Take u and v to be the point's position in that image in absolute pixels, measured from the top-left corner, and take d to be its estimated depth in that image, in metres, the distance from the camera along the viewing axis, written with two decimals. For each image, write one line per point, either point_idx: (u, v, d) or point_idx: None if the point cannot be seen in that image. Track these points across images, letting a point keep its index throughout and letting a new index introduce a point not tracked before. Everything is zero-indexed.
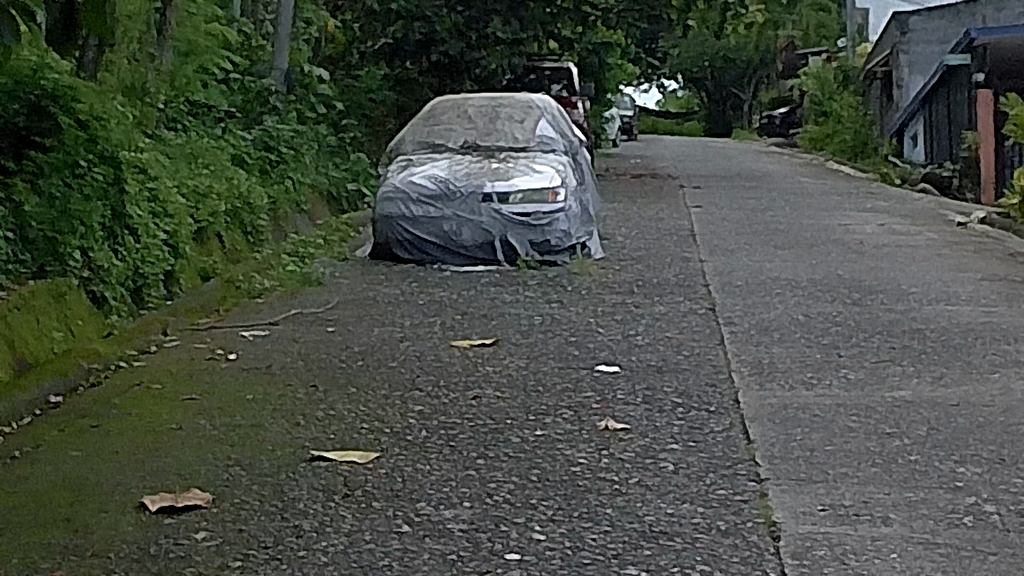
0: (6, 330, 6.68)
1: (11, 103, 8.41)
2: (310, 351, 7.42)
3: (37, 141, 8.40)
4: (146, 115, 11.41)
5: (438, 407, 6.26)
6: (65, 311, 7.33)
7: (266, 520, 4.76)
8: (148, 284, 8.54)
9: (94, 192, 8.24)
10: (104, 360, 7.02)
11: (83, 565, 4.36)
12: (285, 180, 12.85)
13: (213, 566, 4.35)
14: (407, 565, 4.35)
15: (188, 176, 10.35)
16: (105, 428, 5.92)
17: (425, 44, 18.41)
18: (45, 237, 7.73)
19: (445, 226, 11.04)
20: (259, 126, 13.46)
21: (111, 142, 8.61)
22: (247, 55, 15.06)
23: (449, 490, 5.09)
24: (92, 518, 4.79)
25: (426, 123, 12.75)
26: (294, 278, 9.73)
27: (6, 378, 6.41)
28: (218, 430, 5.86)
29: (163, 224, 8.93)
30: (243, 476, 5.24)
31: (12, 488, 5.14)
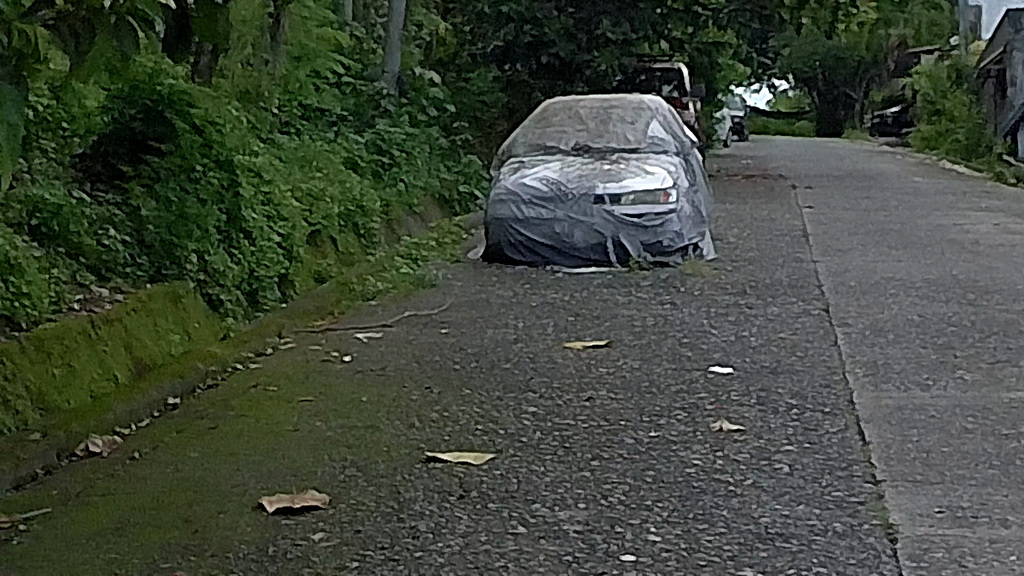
0: (124, 333, 6.75)
1: (129, 108, 8.57)
2: (424, 352, 7.46)
3: (154, 145, 8.51)
4: (260, 120, 11.50)
5: (552, 408, 6.27)
6: (183, 315, 7.41)
7: (382, 521, 4.78)
8: (262, 287, 8.60)
9: (210, 196, 8.33)
10: (221, 361, 7.11)
11: (202, 565, 4.40)
12: (397, 181, 12.91)
13: (331, 566, 4.38)
14: (523, 566, 4.36)
15: (302, 181, 10.44)
16: (223, 429, 5.99)
17: (536, 46, 18.42)
18: (162, 241, 7.81)
19: (558, 228, 11.06)
20: (372, 129, 13.54)
21: (227, 146, 8.70)
22: (360, 58, 15.15)
23: (563, 492, 5.10)
24: (212, 518, 4.84)
25: (537, 124, 12.80)
26: (407, 280, 9.77)
27: (125, 380, 6.49)
28: (335, 431, 5.91)
29: (277, 228, 9.00)
30: (360, 477, 5.28)
31: (132, 489, 5.21)
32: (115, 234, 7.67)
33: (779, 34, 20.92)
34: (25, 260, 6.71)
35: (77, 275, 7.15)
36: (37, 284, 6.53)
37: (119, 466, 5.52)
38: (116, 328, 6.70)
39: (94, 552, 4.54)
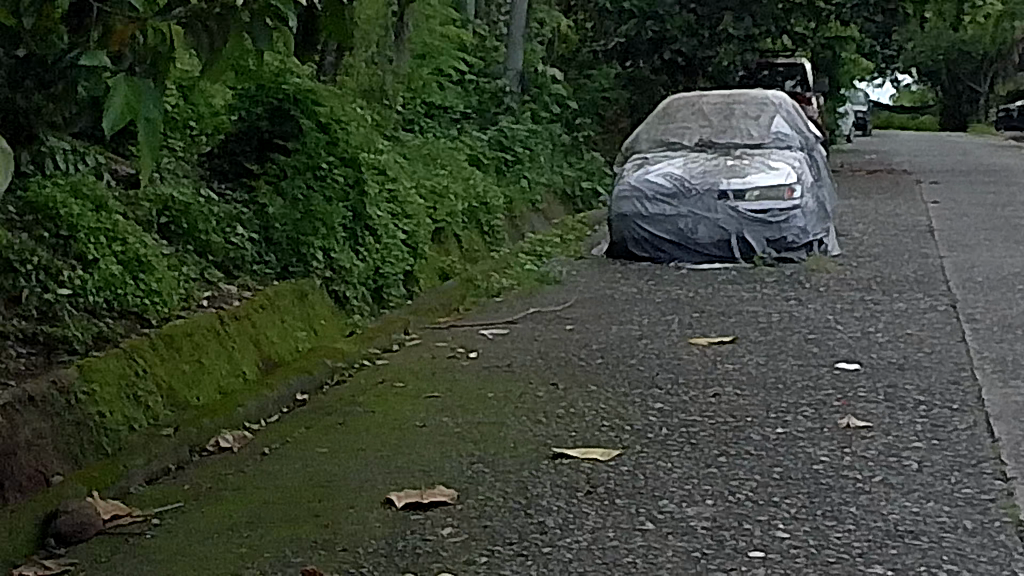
0: (252, 330, 6.80)
1: (254, 107, 8.67)
2: (550, 349, 7.46)
3: (280, 144, 8.60)
4: (385, 118, 11.56)
5: (679, 404, 6.26)
6: (310, 311, 7.47)
7: (509, 517, 4.80)
8: (389, 283, 8.64)
9: (336, 194, 8.41)
10: (348, 358, 7.16)
11: (334, 560, 4.43)
12: (521, 178, 12.91)
13: (460, 562, 4.39)
14: (652, 562, 4.35)
15: (426, 178, 10.50)
16: (350, 425, 6.03)
17: (658, 43, 18.37)
18: (289, 239, 7.87)
19: (682, 224, 11.04)
20: (495, 127, 13.58)
21: (351, 144, 8.80)
22: (482, 56, 15.21)
23: (691, 488, 5.09)
24: (341, 513, 4.87)
25: (660, 121, 12.80)
26: (532, 277, 9.77)
27: (253, 376, 6.55)
28: (461, 427, 5.93)
29: (402, 225, 9.06)
30: (487, 473, 5.29)
31: (262, 484, 5.26)
32: (243, 232, 7.74)
33: (903, 28, 20.73)
34: (154, 258, 6.81)
35: (206, 273, 7.21)
36: (167, 282, 6.61)
37: (249, 462, 5.58)
38: (244, 324, 6.76)
39: (227, 546, 4.59)
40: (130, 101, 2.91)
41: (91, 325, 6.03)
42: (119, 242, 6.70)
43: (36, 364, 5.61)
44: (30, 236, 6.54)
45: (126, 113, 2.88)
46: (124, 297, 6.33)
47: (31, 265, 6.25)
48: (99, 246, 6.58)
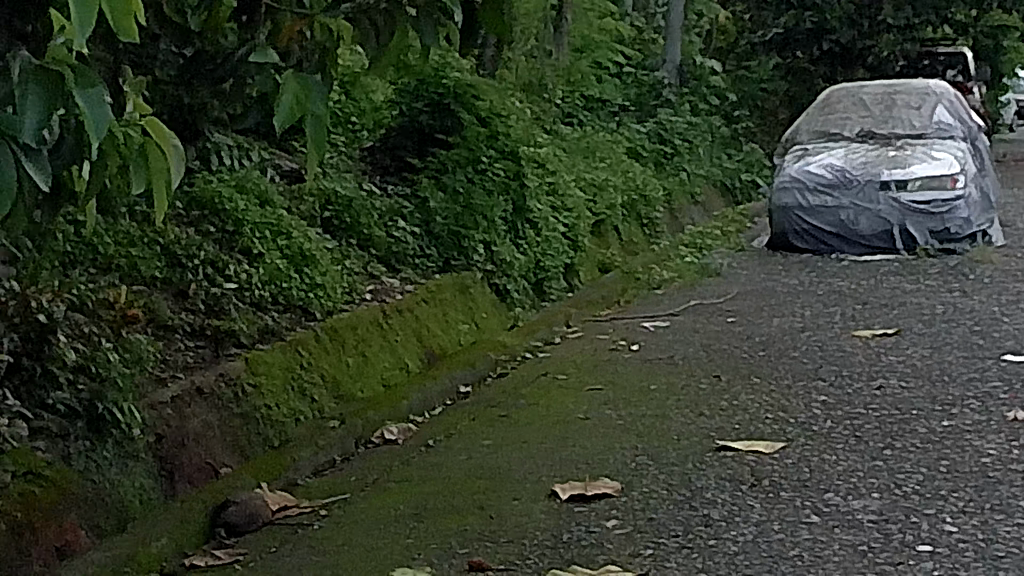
0: (414, 323, 6.84)
1: (416, 101, 8.76)
2: (713, 341, 7.43)
3: (441, 138, 8.73)
4: (544, 111, 11.59)
5: (843, 397, 6.22)
6: (472, 304, 7.52)
7: (675, 509, 4.79)
8: (549, 276, 8.66)
9: (497, 187, 8.49)
10: (510, 351, 7.20)
11: (498, 551, 4.45)
12: (681, 170, 12.86)
13: (626, 554, 4.39)
14: (818, 555, 4.32)
15: (586, 171, 10.53)
16: (513, 417, 6.05)
17: (816, 34, 18.23)
18: (450, 232, 7.91)
19: (843, 215, 10.98)
20: (653, 119, 13.56)
21: (511, 137, 8.87)
22: (640, 49, 15.20)
23: (856, 481, 5.05)
24: (507, 505, 4.90)
25: (820, 112, 12.74)
26: (692, 270, 9.72)
27: (417, 368, 6.60)
28: (624, 419, 5.93)
29: (561, 218, 9.08)
30: (651, 465, 5.29)
31: (428, 475, 5.30)
32: (405, 226, 7.79)
33: None
34: (318, 252, 6.88)
35: (369, 267, 7.26)
36: (331, 275, 6.68)
37: (414, 453, 5.63)
38: (407, 318, 6.81)
39: (393, 537, 4.63)
40: (298, 99, 2.93)
41: (258, 319, 6.11)
42: (283, 237, 6.80)
43: (204, 357, 5.70)
44: (198, 231, 6.67)
45: (293, 114, 2.90)
46: (288, 292, 6.41)
47: (198, 260, 6.36)
48: (264, 241, 6.68)
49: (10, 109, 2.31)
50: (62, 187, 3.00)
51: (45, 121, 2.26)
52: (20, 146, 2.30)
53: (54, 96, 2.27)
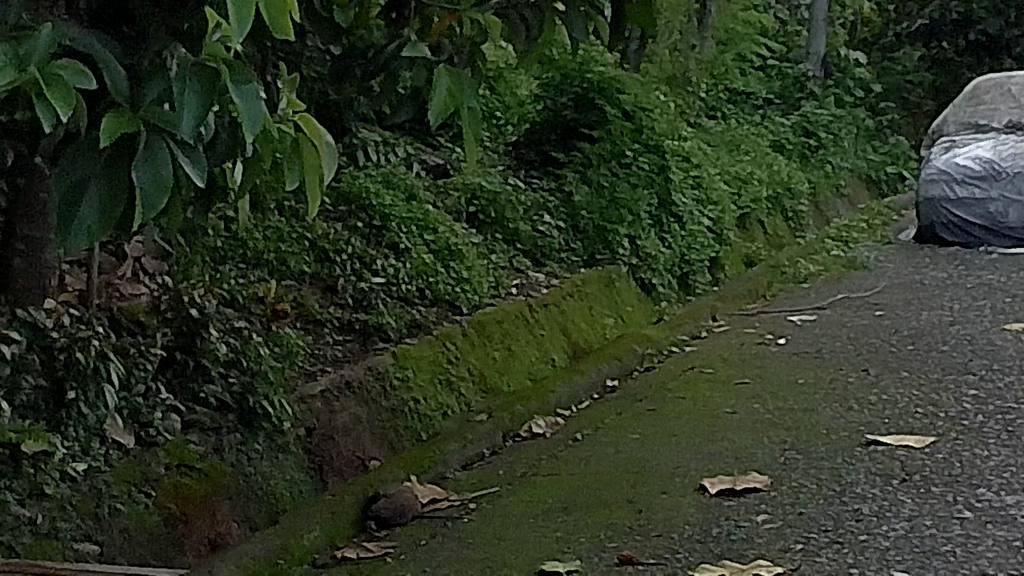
0: (560, 318, 6.86)
1: (560, 95, 8.87)
2: (860, 335, 7.38)
3: (585, 132, 8.75)
4: (686, 104, 11.57)
5: (994, 391, 6.15)
6: (618, 298, 7.53)
7: (825, 504, 4.76)
8: (694, 270, 8.64)
9: (641, 181, 8.56)
10: (656, 344, 7.19)
11: (649, 546, 4.44)
12: (825, 162, 12.76)
13: (776, 549, 4.37)
14: (971, 551, 4.28)
15: (730, 165, 10.50)
16: (661, 411, 6.05)
17: (963, 24, 17.97)
18: (595, 227, 7.96)
19: (991, 207, 10.93)
20: (797, 113, 13.48)
21: (656, 130, 8.98)
22: (783, 41, 15.10)
23: (1010, 476, 4.99)
24: (656, 499, 4.90)
25: (969, 103, 12.55)
26: (839, 263, 9.65)
27: (564, 362, 6.61)
28: (772, 414, 5.90)
29: (706, 212, 9.08)
30: (800, 460, 5.26)
31: (577, 469, 5.31)
32: (550, 220, 7.84)
33: None
34: (464, 246, 6.95)
35: (515, 261, 7.31)
36: (477, 270, 6.73)
37: (562, 447, 5.64)
38: (553, 312, 6.83)
39: (544, 531, 4.65)
40: (452, 92, 2.95)
41: (405, 313, 6.17)
42: (430, 232, 6.89)
43: (352, 351, 5.79)
44: (346, 227, 6.77)
45: (447, 108, 2.91)
46: (434, 286, 6.47)
47: (346, 255, 6.44)
48: (410, 236, 6.77)
49: (166, 108, 2.34)
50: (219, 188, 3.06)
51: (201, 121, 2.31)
52: (177, 142, 2.33)
53: (205, 94, 2.31)
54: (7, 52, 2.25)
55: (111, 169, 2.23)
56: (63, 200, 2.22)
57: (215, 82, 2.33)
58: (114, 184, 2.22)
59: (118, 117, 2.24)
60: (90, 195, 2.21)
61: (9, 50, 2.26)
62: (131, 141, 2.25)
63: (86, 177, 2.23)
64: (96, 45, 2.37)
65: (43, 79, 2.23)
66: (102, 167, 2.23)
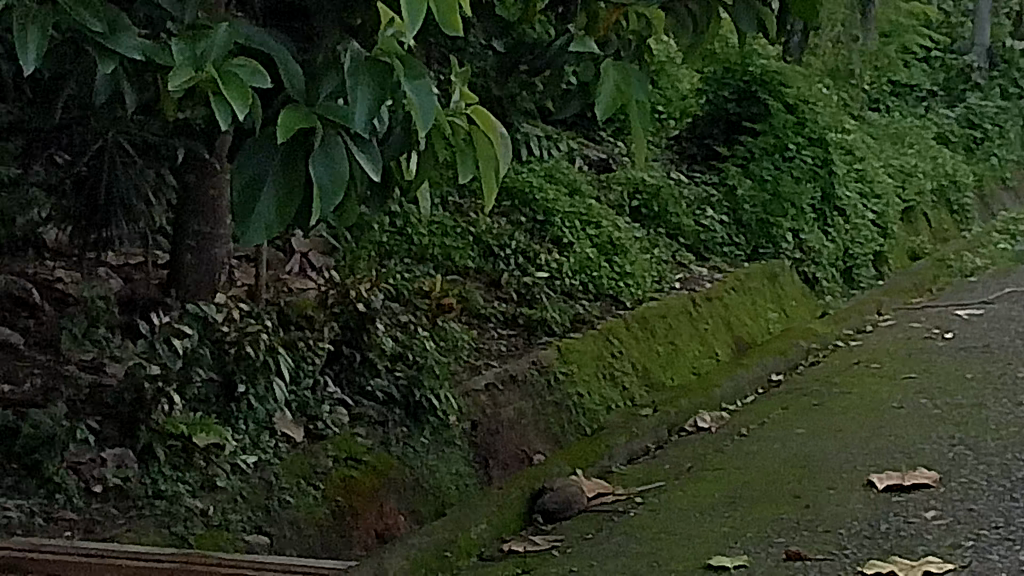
0: (723, 313, 6.84)
1: (722, 90, 9.17)
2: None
3: (746, 125, 9.10)
4: (848, 99, 11.53)
5: None
6: (781, 293, 7.51)
7: (995, 501, 4.71)
8: (858, 264, 8.59)
9: (804, 174, 8.69)
10: (822, 339, 7.15)
11: (815, 541, 4.42)
12: (992, 155, 12.62)
13: (945, 545, 4.33)
14: None
15: (895, 158, 10.41)
16: (827, 406, 6.01)
17: None
18: (758, 220, 8.15)
19: None
20: (964, 105, 13.34)
21: (821, 123, 9.13)
22: (947, 34, 14.97)
23: None
24: (823, 494, 4.87)
25: None
26: (1006, 256, 9.54)
27: (728, 357, 6.60)
28: (940, 409, 5.84)
29: (869, 206, 9.05)
30: (969, 455, 5.20)
31: (743, 464, 5.29)
32: (713, 215, 8.06)
33: None
34: (628, 239, 7.11)
35: (678, 256, 7.44)
36: (640, 264, 6.82)
37: (727, 441, 5.62)
38: (716, 307, 6.82)
39: (709, 526, 4.64)
40: (621, 88, 2.95)
41: (569, 308, 6.29)
42: (593, 225, 7.11)
43: (517, 345, 5.93)
44: (510, 222, 7.04)
45: (615, 103, 2.92)
46: (598, 280, 6.59)
47: (511, 249, 6.67)
48: (573, 230, 6.99)
49: (340, 104, 2.37)
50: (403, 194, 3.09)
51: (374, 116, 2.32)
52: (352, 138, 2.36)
53: (379, 88, 2.32)
54: (184, 52, 2.29)
55: (288, 167, 2.26)
56: (244, 193, 2.26)
57: (388, 77, 2.35)
58: (291, 184, 2.25)
59: (294, 113, 2.24)
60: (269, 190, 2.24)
61: (187, 49, 2.30)
62: (307, 137, 2.29)
63: (264, 175, 2.26)
64: (269, 44, 2.42)
65: (218, 77, 2.27)
66: (279, 166, 2.25)
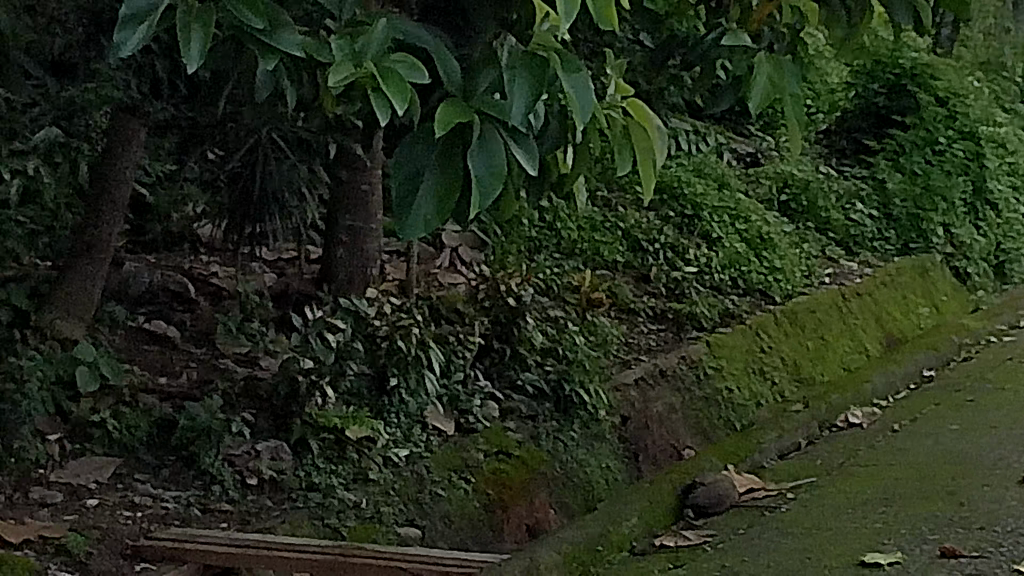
0: (873, 308, 6.81)
1: (873, 83, 9.26)
2: None
3: (896, 118, 9.11)
4: (1001, 92, 11.44)
5: None
6: (932, 288, 7.44)
7: None
8: (1011, 259, 8.51)
9: (956, 168, 8.66)
10: (975, 334, 7.09)
11: (970, 539, 4.38)
12: None
13: None
14: None
15: None
16: (980, 402, 5.96)
17: None
18: (908, 215, 8.11)
19: None
20: None
21: (972, 116, 9.12)
22: None
23: None
24: (977, 491, 4.82)
25: None
26: None
27: (880, 353, 6.56)
28: None
29: (1023, 199, 8.96)
30: None
31: (895, 460, 5.26)
32: (863, 209, 8.04)
33: None
34: (777, 234, 7.11)
35: (828, 251, 7.41)
36: (790, 259, 6.81)
37: (879, 437, 5.59)
38: (867, 303, 6.79)
39: (861, 522, 4.62)
40: (775, 80, 2.94)
41: (718, 302, 6.30)
42: (742, 221, 7.12)
43: (667, 339, 5.95)
44: (658, 217, 7.09)
45: (770, 95, 2.91)
46: (747, 276, 6.59)
47: (659, 245, 6.73)
48: (722, 225, 7.00)
49: (496, 98, 2.37)
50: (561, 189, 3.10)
51: (531, 109, 2.31)
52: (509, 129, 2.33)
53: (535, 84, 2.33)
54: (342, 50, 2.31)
55: (447, 161, 2.21)
56: (404, 187, 2.21)
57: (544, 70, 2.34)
58: (449, 174, 2.20)
59: (452, 108, 2.22)
60: (429, 183, 2.19)
61: (346, 48, 2.33)
62: (465, 130, 2.24)
63: (422, 170, 2.21)
64: (428, 38, 2.43)
65: (376, 72, 2.27)
66: (438, 159, 2.21)
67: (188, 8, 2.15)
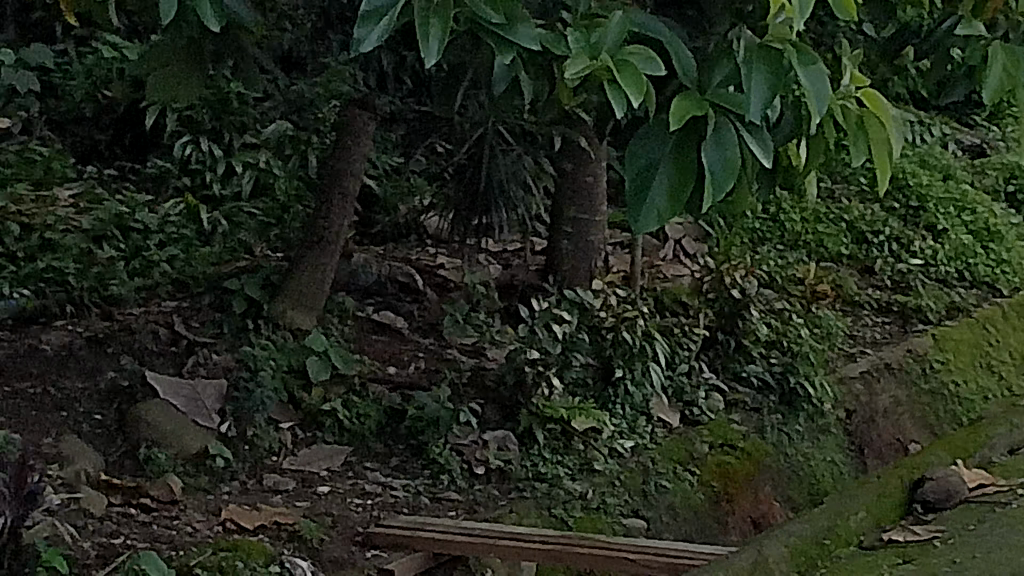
0: None
1: None
2: None
3: None
4: None
5: None
6: None
7: None
8: None
9: None
10: None
11: None
12: None
13: None
14: None
15: None
16: None
17: None
18: None
19: None
20: None
21: None
22: None
23: None
24: None
25: None
26: None
27: None
28: None
29: None
30: None
31: None
32: None
33: None
34: (1005, 225, 6.98)
35: None
36: (1018, 251, 6.68)
37: None
38: None
39: None
40: (1009, 71, 2.87)
41: (944, 295, 6.23)
42: (968, 212, 7.04)
43: (892, 332, 5.92)
44: (883, 208, 7.04)
45: (1005, 86, 2.83)
46: (974, 267, 6.49)
47: (884, 236, 6.71)
48: (948, 216, 6.93)
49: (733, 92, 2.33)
50: (788, 184, 3.08)
51: (769, 104, 2.26)
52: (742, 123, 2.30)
53: (773, 75, 2.28)
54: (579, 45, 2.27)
55: (681, 152, 2.20)
56: (638, 176, 2.21)
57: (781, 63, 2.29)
58: (682, 167, 2.19)
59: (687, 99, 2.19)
60: (661, 176, 2.18)
61: (583, 39, 2.31)
62: (699, 122, 2.21)
63: (656, 159, 2.21)
64: (663, 31, 2.38)
65: (614, 67, 2.23)
66: (672, 149, 2.20)
67: (427, 0, 2.10)
